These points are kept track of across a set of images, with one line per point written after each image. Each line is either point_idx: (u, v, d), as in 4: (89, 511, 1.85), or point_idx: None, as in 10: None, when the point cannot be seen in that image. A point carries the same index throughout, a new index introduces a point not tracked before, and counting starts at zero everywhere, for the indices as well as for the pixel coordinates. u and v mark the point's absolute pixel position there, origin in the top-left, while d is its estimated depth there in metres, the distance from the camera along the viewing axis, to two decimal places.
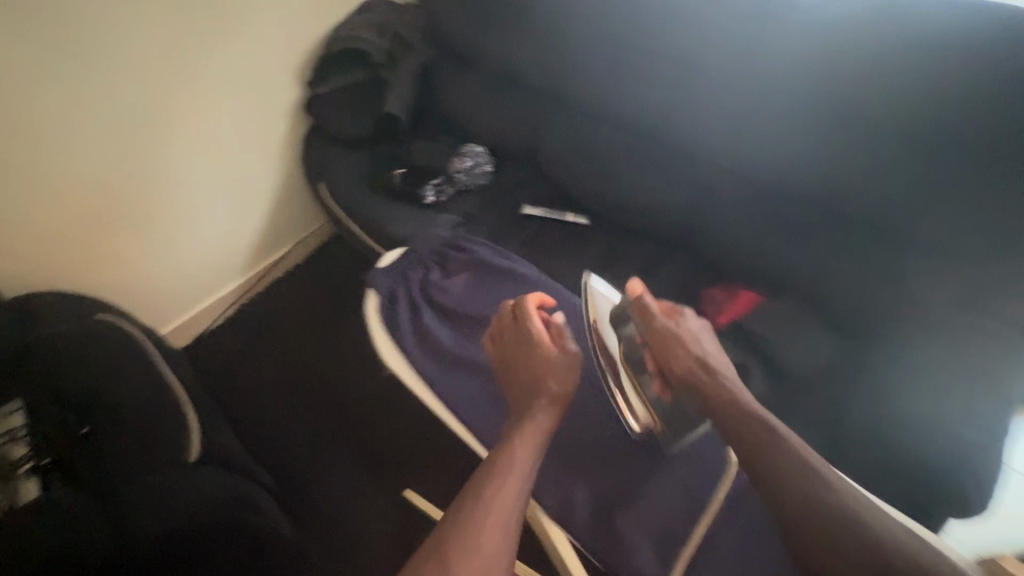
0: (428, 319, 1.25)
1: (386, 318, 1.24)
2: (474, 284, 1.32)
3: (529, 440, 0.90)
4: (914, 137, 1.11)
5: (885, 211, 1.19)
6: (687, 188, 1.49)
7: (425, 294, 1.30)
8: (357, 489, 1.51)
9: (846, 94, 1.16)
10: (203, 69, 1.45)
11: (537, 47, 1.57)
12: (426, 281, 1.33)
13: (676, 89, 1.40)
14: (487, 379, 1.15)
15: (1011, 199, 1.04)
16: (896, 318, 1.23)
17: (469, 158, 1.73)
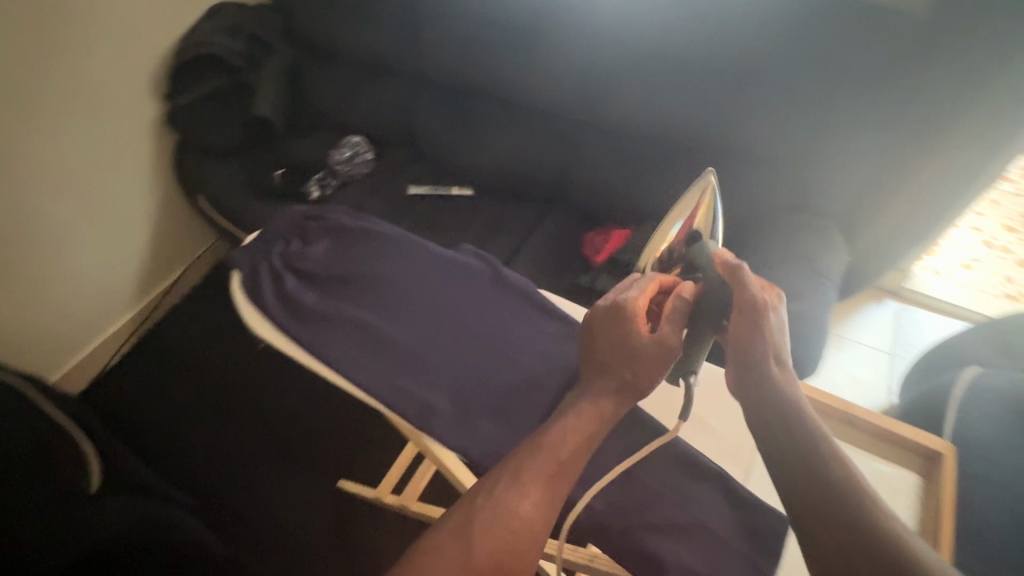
0: (271, 301, 0.73)
1: (236, 299, 0.74)
2: (343, 253, 0.80)
3: (534, 470, 0.56)
4: (784, 71, 1.09)
5: (761, 149, 1.19)
6: (555, 146, 1.40)
7: (281, 267, 0.77)
8: (294, 493, 1.36)
9: (709, 42, 1.13)
10: (53, 49, 1.27)
11: (400, 17, 1.43)
12: (286, 253, 0.80)
13: (544, 41, 1.29)
14: (398, 369, 0.69)
15: (859, 124, 1.10)
16: (804, 262, 1.11)
17: (347, 149, 1.58)
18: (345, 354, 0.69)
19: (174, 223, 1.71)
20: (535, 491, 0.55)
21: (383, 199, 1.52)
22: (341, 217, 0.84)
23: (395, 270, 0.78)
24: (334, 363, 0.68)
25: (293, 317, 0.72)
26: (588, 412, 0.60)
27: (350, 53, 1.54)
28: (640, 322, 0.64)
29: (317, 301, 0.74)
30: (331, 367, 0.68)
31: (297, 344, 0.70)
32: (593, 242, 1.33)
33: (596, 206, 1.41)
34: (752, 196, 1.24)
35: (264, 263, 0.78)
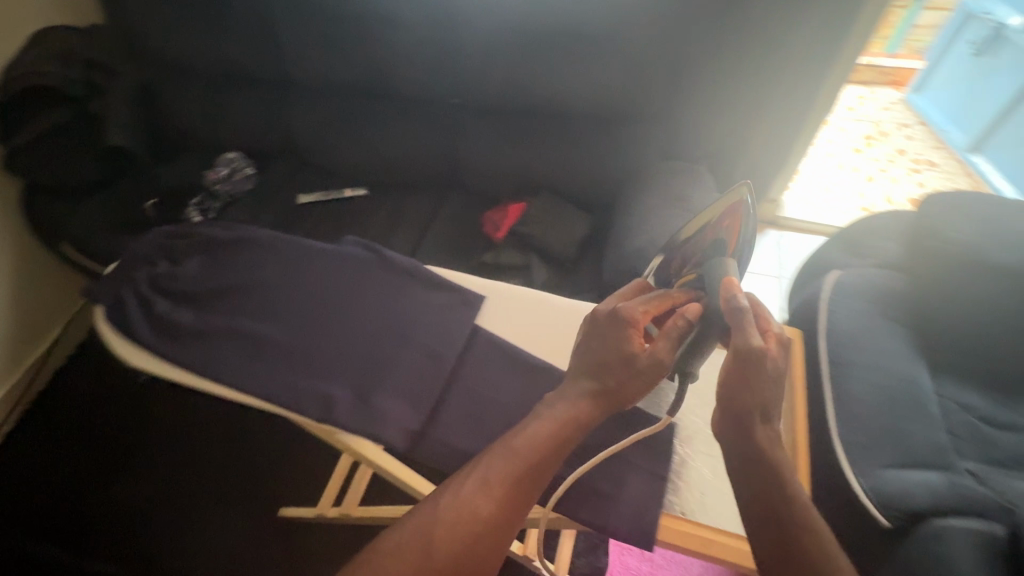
0: (143, 327, 0.72)
1: (105, 333, 0.73)
2: (217, 266, 0.80)
3: (504, 473, 0.56)
4: (624, 30, 1.16)
5: (623, 105, 1.25)
6: (435, 132, 1.41)
7: (151, 292, 0.76)
8: (223, 528, 1.25)
9: (549, 11, 1.16)
10: None
11: (251, 21, 1.37)
12: (155, 276, 0.79)
13: (406, 28, 1.28)
14: (290, 364, 0.70)
15: (696, 72, 1.20)
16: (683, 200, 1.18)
17: (224, 166, 1.50)
18: (230, 362, 0.69)
19: (38, 278, 1.53)
20: (503, 492, 0.55)
21: (273, 212, 1.45)
22: (211, 231, 0.84)
23: (272, 271, 0.79)
24: (218, 373, 0.68)
25: (170, 337, 0.71)
26: (563, 410, 0.60)
27: (208, 65, 1.46)
28: (635, 329, 0.61)
29: (194, 317, 0.74)
30: (217, 379, 0.68)
31: (177, 363, 0.69)
32: (492, 219, 1.35)
33: (490, 185, 1.43)
34: (631, 151, 1.30)
35: (130, 291, 0.76)
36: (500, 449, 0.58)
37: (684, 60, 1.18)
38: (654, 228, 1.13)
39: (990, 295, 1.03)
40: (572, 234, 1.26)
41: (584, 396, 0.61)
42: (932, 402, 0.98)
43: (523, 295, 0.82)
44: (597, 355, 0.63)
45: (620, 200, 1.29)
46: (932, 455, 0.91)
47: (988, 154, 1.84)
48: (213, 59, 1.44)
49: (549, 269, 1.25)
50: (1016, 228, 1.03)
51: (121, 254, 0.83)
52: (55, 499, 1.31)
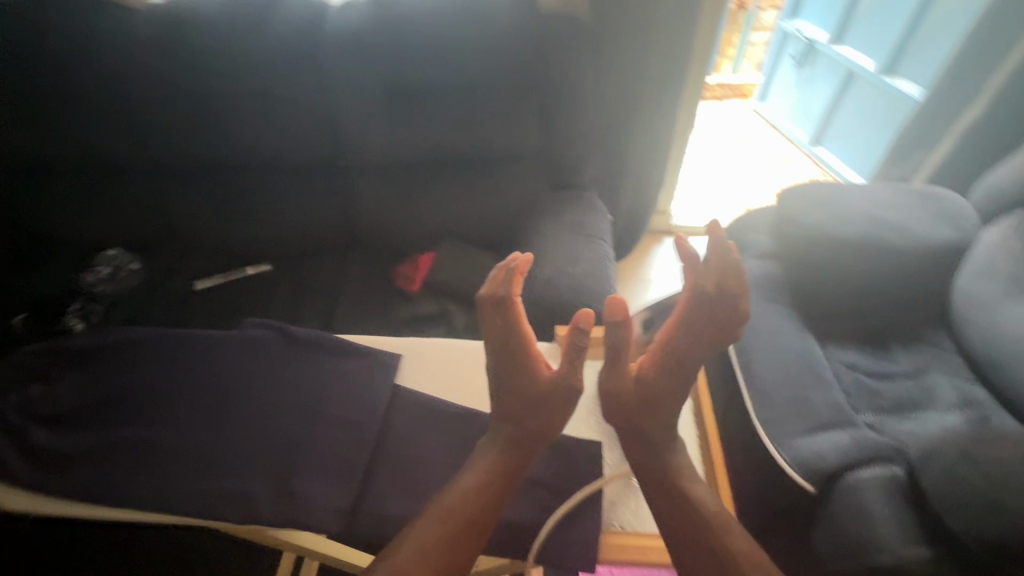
0: (17, 462, 0.65)
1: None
2: (101, 375, 0.75)
3: (443, 538, 0.61)
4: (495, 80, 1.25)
5: (508, 146, 1.32)
6: (329, 194, 1.40)
7: (23, 420, 0.69)
8: None
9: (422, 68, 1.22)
10: None
11: (110, 111, 1.30)
12: (26, 403, 0.72)
13: (281, 99, 1.28)
14: (199, 469, 0.66)
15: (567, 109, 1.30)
16: (579, 225, 1.27)
17: (104, 265, 1.38)
18: (120, 483, 0.64)
19: None
20: (444, 553, 0.60)
21: (166, 304, 1.36)
22: (88, 340, 0.78)
23: (161, 369, 0.75)
24: (110, 498, 0.62)
25: (50, 468, 0.65)
26: (486, 461, 0.68)
27: (65, 161, 1.36)
28: (530, 352, 0.73)
29: (81, 439, 0.68)
30: (113, 503, 0.62)
31: (65, 496, 0.63)
32: (403, 272, 1.35)
33: (395, 240, 1.44)
34: (522, 189, 1.37)
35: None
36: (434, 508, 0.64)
37: (552, 103, 1.30)
38: (556, 256, 1.19)
39: (847, 266, 1.17)
40: (483, 275, 1.29)
41: (500, 451, 0.69)
42: (825, 367, 1.09)
43: (430, 343, 0.85)
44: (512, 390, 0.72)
45: (525, 233, 1.35)
46: (833, 416, 1.00)
47: (828, 145, 2.13)
48: (68, 155, 1.34)
49: (467, 310, 1.27)
50: (857, 207, 1.19)
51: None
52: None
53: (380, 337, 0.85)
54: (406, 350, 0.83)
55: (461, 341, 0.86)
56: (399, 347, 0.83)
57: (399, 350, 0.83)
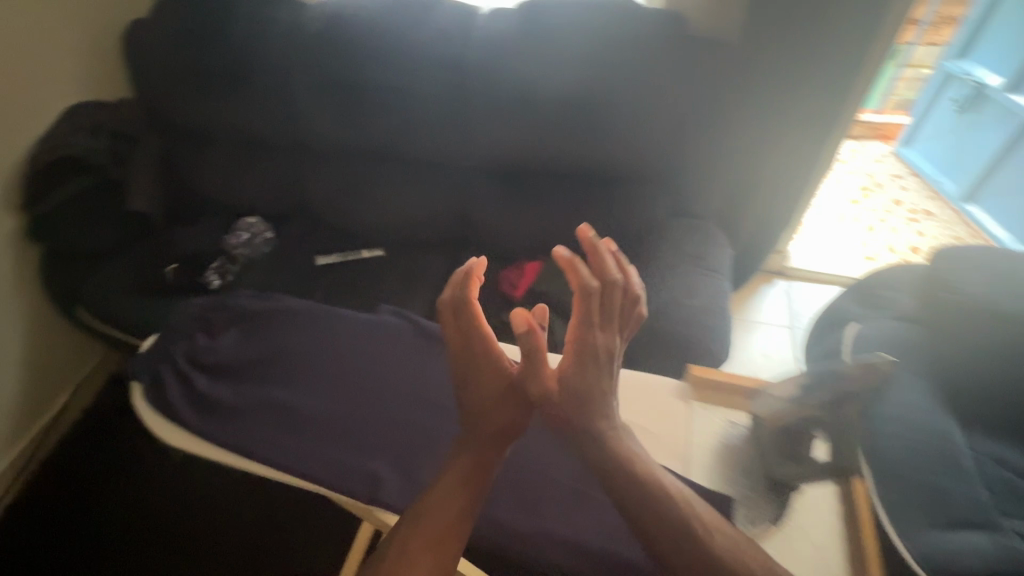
0: (182, 403, 0.72)
1: (143, 410, 0.73)
2: (255, 337, 0.82)
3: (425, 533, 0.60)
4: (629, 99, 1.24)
5: (632, 167, 1.30)
6: (448, 192, 1.46)
7: (190, 366, 0.77)
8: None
9: (559, 81, 1.24)
10: None
11: (270, 94, 1.44)
12: (193, 351, 0.80)
13: (421, 98, 1.35)
14: (337, 442, 0.70)
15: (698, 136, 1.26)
16: (697, 256, 1.22)
17: (244, 232, 1.53)
18: (270, 442, 0.70)
19: (51, 343, 1.55)
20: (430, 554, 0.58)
21: (290, 273, 1.47)
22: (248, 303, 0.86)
23: (302, 339, 0.81)
24: (262, 454, 0.68)
25: (205, 413, 0.72)
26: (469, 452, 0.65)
27: (227, 133, 1.53)
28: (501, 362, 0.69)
29: (229, 391, 0.75)
30: (247, 455, 0.69)
31: (213, 441, 0.70)
32: (508, 277, 1.37)
33: (503, 244, 1.46)
34: (638, 210, 1.34)
35: (170, 369, 0.77)
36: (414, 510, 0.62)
37: (684, 129, 1.26)
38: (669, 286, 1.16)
39: None
40: None
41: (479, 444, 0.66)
42: (966, 457, 0.96)
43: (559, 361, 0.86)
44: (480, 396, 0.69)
45: (638, 257, 1.32)
46: (976, 516, 0.88)
47: (984, 203, 1.90)
48: (233, 129, 1.52)
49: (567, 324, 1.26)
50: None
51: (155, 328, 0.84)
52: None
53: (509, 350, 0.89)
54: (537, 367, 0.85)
55: None
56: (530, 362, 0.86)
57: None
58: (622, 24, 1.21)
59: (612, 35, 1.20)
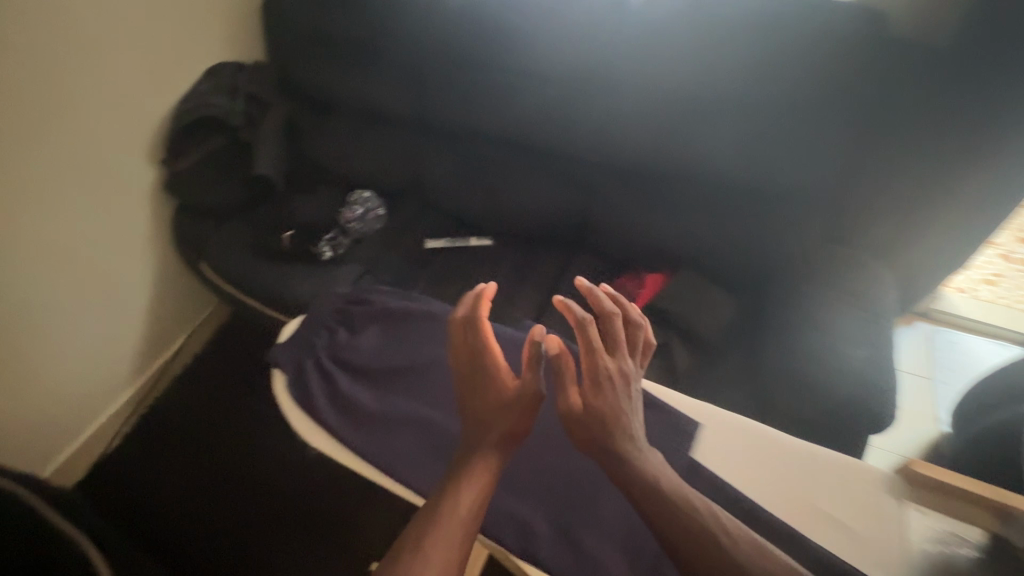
0: (323, 401, 0.73)
1: (287, 401, 0.74)
2: (392, 339, 0.81)
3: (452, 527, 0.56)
4: (797, 107, 1.09)
5: (784, 184, 1.16)
6: (570, 189, 1.37)
7: (330, 362, 0.78)
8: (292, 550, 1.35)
9: (717, 81, 1.12)
10: (68, 138, 1.25)
11: (402, 69, 1.41)
12: (334, 346, 0.81)
13: (557, 87, 1.27)
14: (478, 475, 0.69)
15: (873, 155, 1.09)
16: (857, 295, 1.06)
17: (359, 206, 1.52)
18: (410, 462, 0.68)
19: (174, 291, 1.66)
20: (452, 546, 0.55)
21: (398, 254, 1.48)
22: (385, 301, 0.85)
23: (437, 348, 0.78)
24: (404, 474, 0.67)
25: (341, 414, 0.72)
26: (496, 445, 0.64)
27: (354, 105, 1.52)
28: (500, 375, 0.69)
29: (364, 393, 0.75)
30: (370, 462, 0.68)
31: (345, 446, 0.69)
32: (624, 287, 1.28)
33: (621, 251, 1.37)
34: (786, 232, 1.19)
35: (314, 365, 0.77)
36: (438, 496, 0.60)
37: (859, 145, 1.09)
38: (824, 328, 1.01)
39: None
40: (716, 317, 1.17)
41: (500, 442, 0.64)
42: None
43: (746, 431, 0.74)
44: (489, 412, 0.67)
45: (777, 284, 1.19)
46: None
47: None
48: (357, 101, 1.51)
49: (689, 348, 1.16)
50: None
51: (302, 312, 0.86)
52: (152, 513, 1.41)
53: (685, 403, 0.77)
54: (720, 436, 0.73)
55: (749, 424, 0.75)
56: (713, 428, 0.74)
57: (713, 436, 0.74)
58: (805, 17, 1.05)
59: (791, 31, 1.06)
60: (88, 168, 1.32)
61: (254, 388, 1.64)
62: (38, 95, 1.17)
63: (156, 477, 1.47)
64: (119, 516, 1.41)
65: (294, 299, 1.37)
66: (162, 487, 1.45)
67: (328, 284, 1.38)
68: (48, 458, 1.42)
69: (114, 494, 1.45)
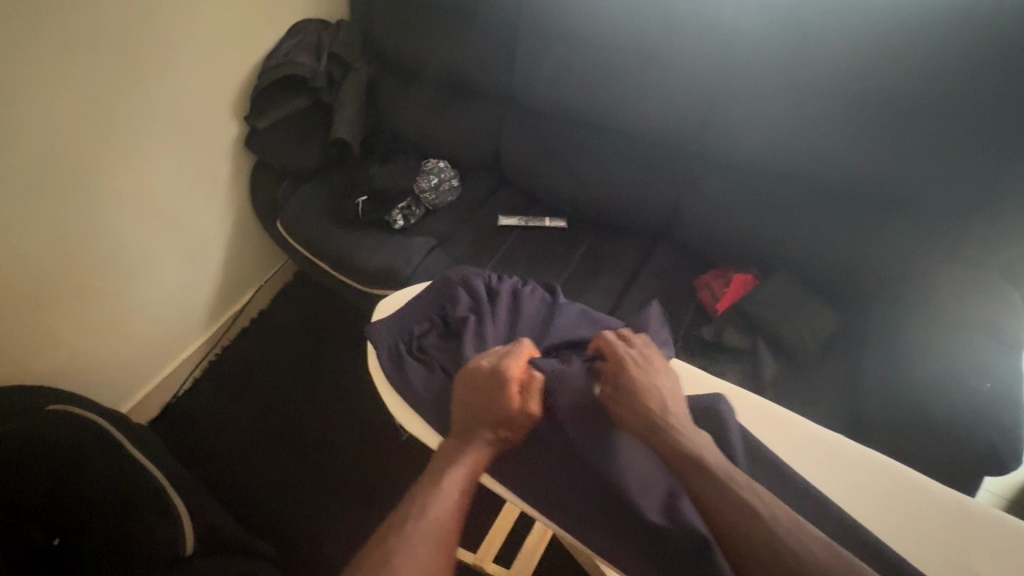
0: (419, 389, 0.82)
1: (387, 380, 0.84)
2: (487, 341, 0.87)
3: (433, 528, 0.61)
4: (934, 105, 0.99)
5: (901, 187, 1.07)
6: (659, 177, 1.31)
7: (427, 350, 0.87)
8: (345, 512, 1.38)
9: (839, 73, 1.04)
10: (156, 87, 1.27)
11: (492, 36, 1.37)
12: (434, 340, 0.89)
13: (659, 67, 1.20)
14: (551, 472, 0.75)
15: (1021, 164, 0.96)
16: (976, 316, 0.97)
17: (433, 175, 1.51)
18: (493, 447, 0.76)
19: (251, 247, 1.70)
20: (453, 512, 0.63)
21: (471, 232, 1.45)
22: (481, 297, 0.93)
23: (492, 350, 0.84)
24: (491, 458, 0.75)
25: (421, 396, 0.81)
26: (483, 450, 0.70)
27: (438, 72, 1.49)
28: (512, 389, 0.74)
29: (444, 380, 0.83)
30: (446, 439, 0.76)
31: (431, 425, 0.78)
32: (708, 285, 1.22)
33: (708, 246, 1.30)
34: (900, 245, 1.09)
35: (418, 359, 0.86)
36: (440, 465, 0.69)
37: (1003, 150, 0.97)
38: (941, 353, 0.93)
39: None
40: (812, 328, 1.10)
41: (485, 445, 0.71)
42: None
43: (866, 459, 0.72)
44: (482, 403, 0.74)
45: (883, 298, 1.11)
46: None
47: None
48: (442, 67, 1.47)
49: (776, 356, 1.11)
50: None
51: (409, 302, 0.93)
52: (216, 458, 1.47)
53: (820, 434, 0.74)
54: (844, 469, 0.71)
55: (884, 458, 0.72)
56: (850, 463, 0.71)
57: (835, 466, 0.71)
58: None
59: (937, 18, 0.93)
60: (175, 118, 1.34)
61: (318, 348, 1.66)
62: (129, 37, 1.19)
63: (223, 425, 1.53)
64: (188, 457, 1.48)
65: (364, 265, 1.37)
66: (227, 434, 1.51)
67: (401, 253, 1.37)
68: (125, 395, 1.50)
69: (184, 435, 1.52)
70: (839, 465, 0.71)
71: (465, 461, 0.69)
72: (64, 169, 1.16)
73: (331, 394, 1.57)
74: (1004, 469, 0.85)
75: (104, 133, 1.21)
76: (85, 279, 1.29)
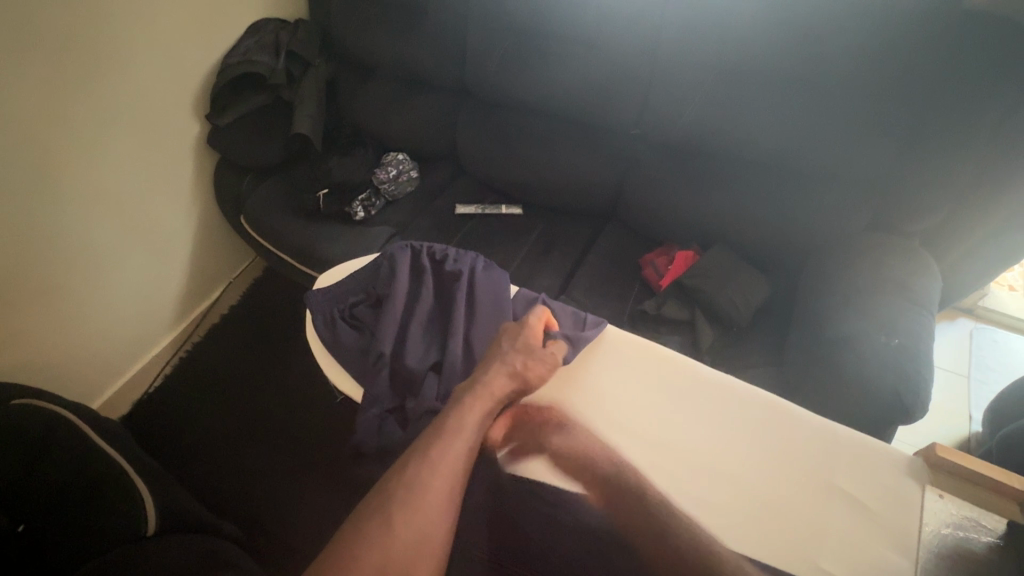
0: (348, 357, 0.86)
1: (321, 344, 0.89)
2: (415, 327, 0.88)
3: (450, 459, 0.64)
4: (853, 83, 1.04)
5: (825, 161, 1.13)
6: (606, 162, 1.36)
7: (361, 322, 0.90)
8: (309, 494, 1.42)
9: (763, 55, 1.09)
10: (113, 84, 1.30)
11: (443, 30, 1.41)
12: (368, 314, 0.91)
13: (600, 53, 1.25)
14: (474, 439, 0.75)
15: (934, 138, 1.02)
16: (892, 280, 1.04)
17: (392, 167, 1.55)
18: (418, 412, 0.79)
19: (216, 243, 1.73)
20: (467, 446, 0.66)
21: (429, 221, 1.49)
22: (421, 269, 0.94)
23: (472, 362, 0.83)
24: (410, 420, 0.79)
25: (347, 361, 0.85)
26: (499, 387, 0.72)
27: (394, 67, 1.54)
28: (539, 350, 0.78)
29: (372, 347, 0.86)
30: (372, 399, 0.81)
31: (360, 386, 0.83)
32: (652, 262, 1.28)
33: (654, 227, 1.36)
34: (826, 215, 1.16)
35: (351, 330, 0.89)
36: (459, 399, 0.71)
37: (916, 125, 1.03)
38: (864, 314, 0.99)
39: None
40: (747, 298, 1.16)
41: (504, 380, 0.72)
42: None
43: (776, 413, 0.74)
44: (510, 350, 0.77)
45: (812, 267, 1.17)
46: None
47: None
48: (398, 62, 1.51)
49: (714, 325, 1.16)
50: None
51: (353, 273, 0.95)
52: (182, 447, 1.50)
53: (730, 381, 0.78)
54: (747, 410, 0.75)
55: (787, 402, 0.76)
56: (756, 407, 0.75)
57: (739, 408, 0.75)
58: None
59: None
60: (134, 115, 1.37)
61: (284, 345, 1.69)
62: (84, 37, 1.21)
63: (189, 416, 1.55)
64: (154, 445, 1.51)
65: (324, 256, 1.40)
66: (193, 424, 1.54)
67: (360, 243, 1.42)
68: (95, 391, 1.52)
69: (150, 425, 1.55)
70: (744, 409, 0.75)
71: (482, 397, 0.70)
72: (24, 166, 1.18)
73: (296, 383, 1.60)
74: (913, 420, 0.91)
75: (62, 130, 1.23)
76: (48, 276, 1.31)
